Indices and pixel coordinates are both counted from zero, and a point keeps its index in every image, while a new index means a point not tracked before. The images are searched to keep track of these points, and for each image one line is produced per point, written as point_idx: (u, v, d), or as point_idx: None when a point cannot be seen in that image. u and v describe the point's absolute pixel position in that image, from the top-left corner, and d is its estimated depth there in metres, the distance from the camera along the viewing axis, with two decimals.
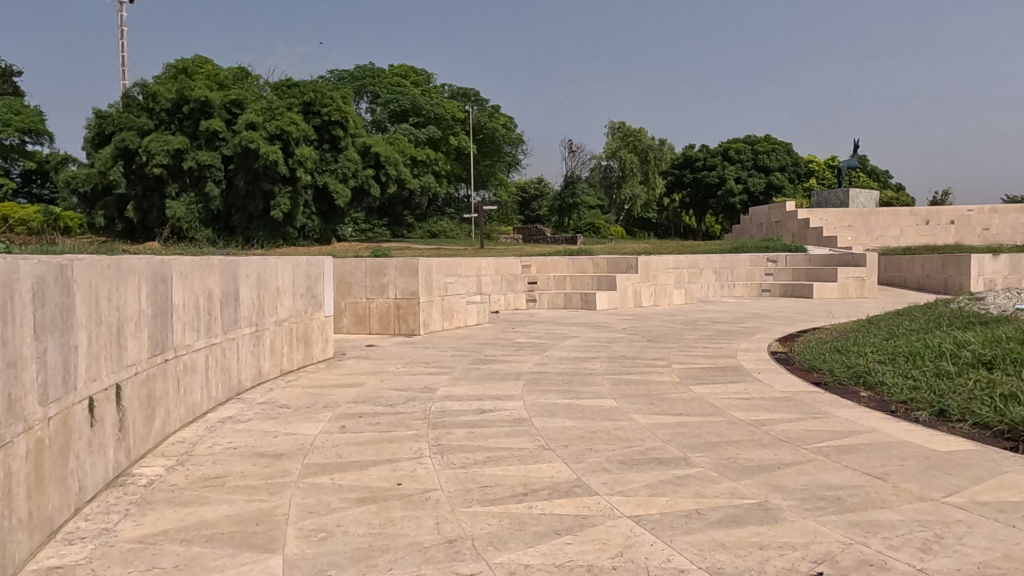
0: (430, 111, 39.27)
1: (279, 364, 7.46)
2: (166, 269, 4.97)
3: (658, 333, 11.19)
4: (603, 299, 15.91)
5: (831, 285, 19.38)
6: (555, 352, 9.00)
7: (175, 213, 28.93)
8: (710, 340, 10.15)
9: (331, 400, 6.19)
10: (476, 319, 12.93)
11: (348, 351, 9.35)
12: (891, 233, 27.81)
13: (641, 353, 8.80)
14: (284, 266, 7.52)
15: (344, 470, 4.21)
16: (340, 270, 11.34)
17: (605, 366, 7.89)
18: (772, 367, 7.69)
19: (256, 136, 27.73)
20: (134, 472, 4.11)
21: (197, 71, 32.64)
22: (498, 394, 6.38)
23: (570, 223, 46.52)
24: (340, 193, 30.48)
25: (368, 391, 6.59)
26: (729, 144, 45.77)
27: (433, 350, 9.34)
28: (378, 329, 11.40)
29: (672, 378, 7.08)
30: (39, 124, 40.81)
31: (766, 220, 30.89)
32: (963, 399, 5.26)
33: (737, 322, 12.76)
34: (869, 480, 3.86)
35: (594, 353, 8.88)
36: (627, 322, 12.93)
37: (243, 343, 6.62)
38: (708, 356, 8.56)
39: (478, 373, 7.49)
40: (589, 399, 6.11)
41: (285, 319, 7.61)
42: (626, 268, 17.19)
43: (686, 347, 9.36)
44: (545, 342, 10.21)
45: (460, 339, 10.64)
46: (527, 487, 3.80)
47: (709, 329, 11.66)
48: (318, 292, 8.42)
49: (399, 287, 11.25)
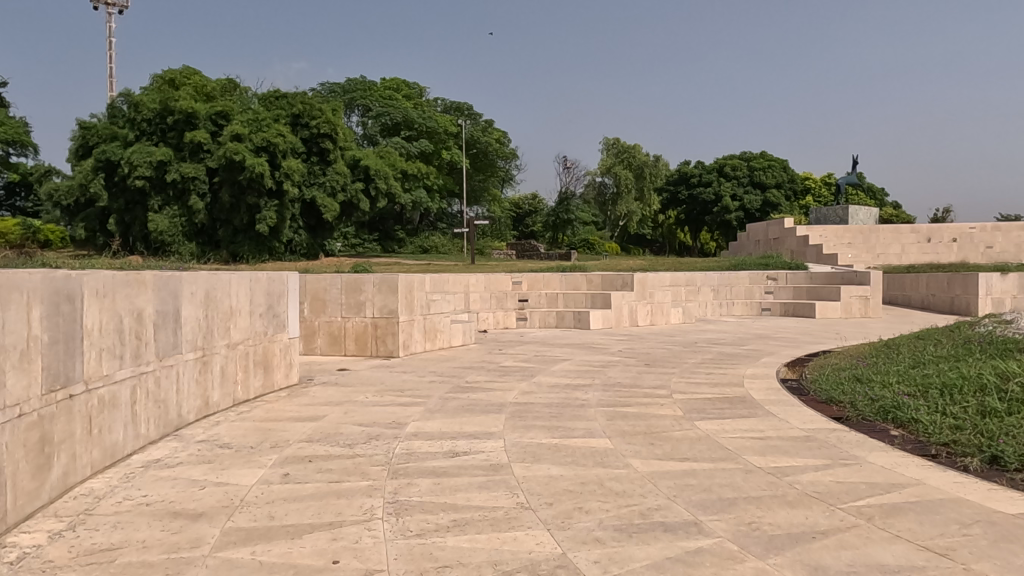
0: (423, 125, 38.70)
1: (231, 393, 6.63)
2: (73, 286, 4.17)
3: (656, 355, 10.38)
4: (597, 318, 15.11)
5: (834, 304, 18.63)
6: (544, 377, 8.21)
7: (157, 226, 28.02)
8: (714, 365, 9.34)
9: (280, 439, 5.35)
10: (461, 340, 12.11)
11: (316, 375, 8.53)
12: (892, 250, 27.16)
13: (638, 380, 7.99)
14: (239, 282, 6.70)
15: (271, 539, 3.38)
16: (314, 286, 10.54)
17: (599, 396, 7.07)
18: (785, 398, 6.89)
19: (242, 148, 26.93)
20: (6, 543, 3.29)
21: (184, 82, 31.91)
22: (475, 431, 5.56)
23: (564, 239, 45.85)
24: (328, 207, 29.73)
25: (328, 426, 5.78)
26: (725, 160, 45.25)
27: (410, 376, 8.52)
28: (354, 351, 10.58)
29: (673, 411, 6.26)
30: (24, 136, 40.17)
31: (764, 236, 30.20)
32: (1020, 444, 4.48)
33: (740, 344, 11.97)
34: (932, 558, 3.04)
35: (587, 379, 8.08)
36: (622, 343, 12.13)
37: (185, 370, 5.79)
38: (713, 384, 7.76)
39: (456, 404, 6.67)
40: (580, 438, 5.31)
41: (239, 342, 6.79)
42: (622, 285, 16.30)
43: (688, 373, 8.54)
44: (534, 365, 9.41)
45: (442, 362, 9.82)
46: (498, 569, 2.98)
47: (710, 352, 10.86)
48: (280, 311, 7.61)
49: (377, 305, 10.46)
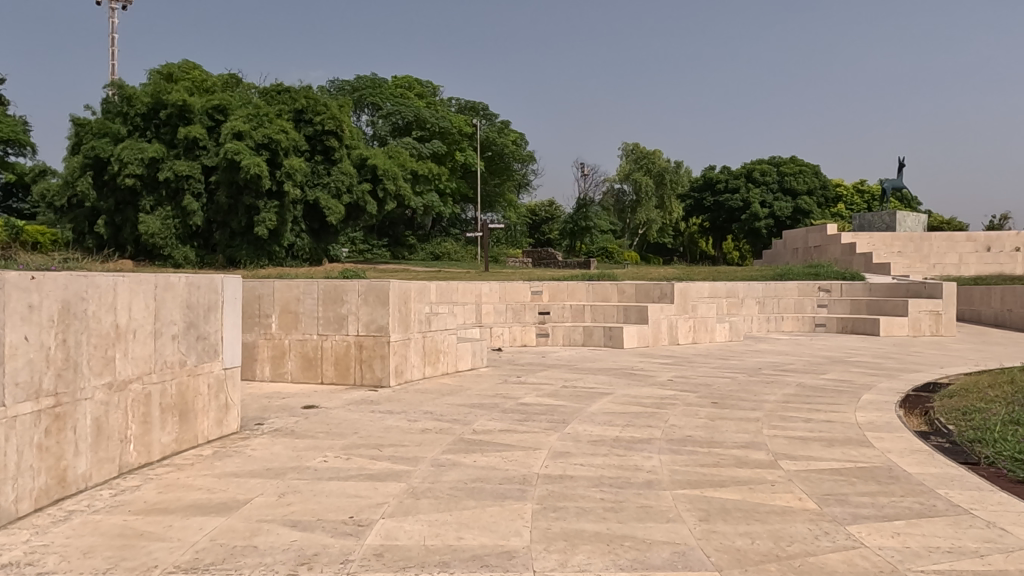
0: (435, 125, 36.48)
1: (114, 457, 4.37)
2: None
3: (722, 390, 8.01)
4: (631, 336, 12.78)
5: (900, 320, 16.22)
6: (583, 425, 5.91)
7: (148, 227, 25.73)
8: (805, 406, 7.00)
9: (144, 565, 3.06)
10: (470, 362, 9.81)
11: (268, 417, 6.25)
12: (949, 260, 24.61)
13: (715, 434, 5.66)
14: (128, 288, 4.49)
15: None
16: (284, 296, 8.35)
17: (668, 464, 4.75)
18: (953, 472, 4.54)
19: (242, 147, 24.80)
20: None
21: (183, 76, 29.96)
22: (482, 549, 3.24)
23: (581, 247, 43.41)
24: (332, 210, 27.49)
25: (244, 528, 3.51)
26: (753, 165, 42.83)
27: (397, 419, 6.23)
28: (332, 378, 8.31)
29: (800, 502, 3.93)
30: (21, 135, 38.32)
31: (804, 244, 27.87)
32: None
33: (818, 372, 9.62)
34: None
35: (642, 429, 5.78)
36: (669, 370, 9.80)
37: (8, 434, 3.55)
38: (825, 441, 5.45)
39: (458, 479, 4.36)
40: (667, 572, 2.98)
41: (132, 379, 4.55)
42: (659, 296, 14.12)
43: (780, 421, 6.22)
44: (563, 402, 7.09)
45: (444, 395, 7.53)
46: None
47: (787, 384, 8.50)
48: (209, 331, 5.36)
49: (362, 320, 8.20)
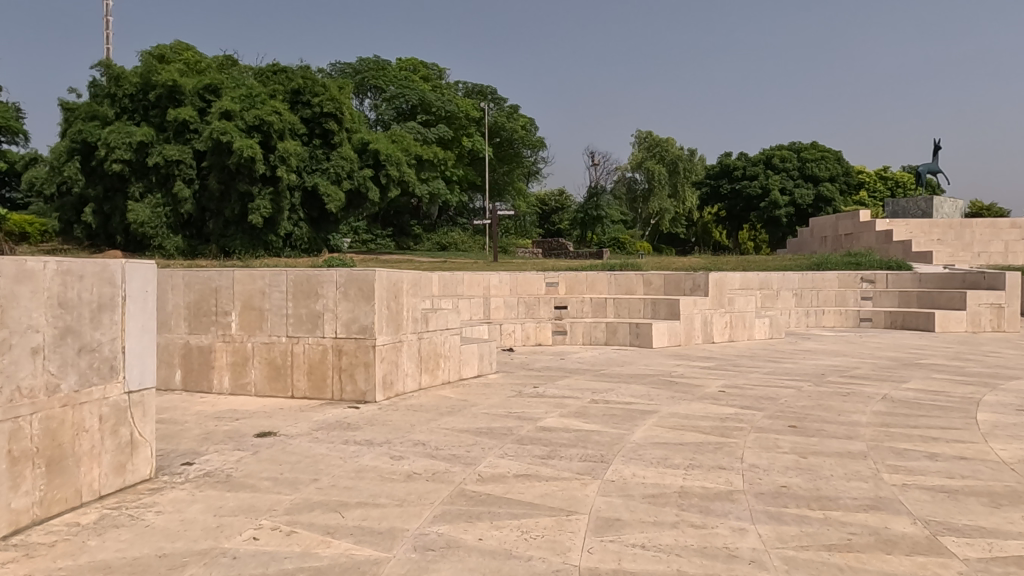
0: (441, 108, 34.67)
1: None
2: None
3: (795, 406, 6.33)
4: (661, 334, 11.12)
5: (957, 314, 14.46)
6: (632, 468, 4.27)
7: (137, 216, 24.08)
8: (916, 432, 5.32)
9: None
10: (476, 368, 8.20)
11: (203, 454, 4.63)
12: (994, 248, 22.81)
13: (820, 483, 4.00)
14: None
15: None
16: (245, 289, 6.75)
17: (778, 545, 3.09)
18: None
19: (230, 127, 23.18)
20: None
21: (176, 58, 28.40)
22: None
23: (592, 237, 41.64)
24: (331, 196, 25.73)
25: None
26: (773, 150, 40.93)
27: (376, 456, 4.59)
28: (305, 390, 6.70)
29: None
30: (13, 120, 36.62)
31: (833, 231, 26.20)
32: None
33: (898, 379, 7.97)
34: None
35: (714, 476, 4.13)
36: (716, 377, 8.13)
37: None
38: (983, 497, 3.78)
39: None
40: None
41: None
42: (691, 288, 12.51)
43: (898, 458, 4.55)
44: (597, 426, 5.46)
45: (442, 415, 5.89)
46: None
47: (871, 397, 6.81)
48: (102, 340, 3.76)
49: (341, 319, 6.58)
